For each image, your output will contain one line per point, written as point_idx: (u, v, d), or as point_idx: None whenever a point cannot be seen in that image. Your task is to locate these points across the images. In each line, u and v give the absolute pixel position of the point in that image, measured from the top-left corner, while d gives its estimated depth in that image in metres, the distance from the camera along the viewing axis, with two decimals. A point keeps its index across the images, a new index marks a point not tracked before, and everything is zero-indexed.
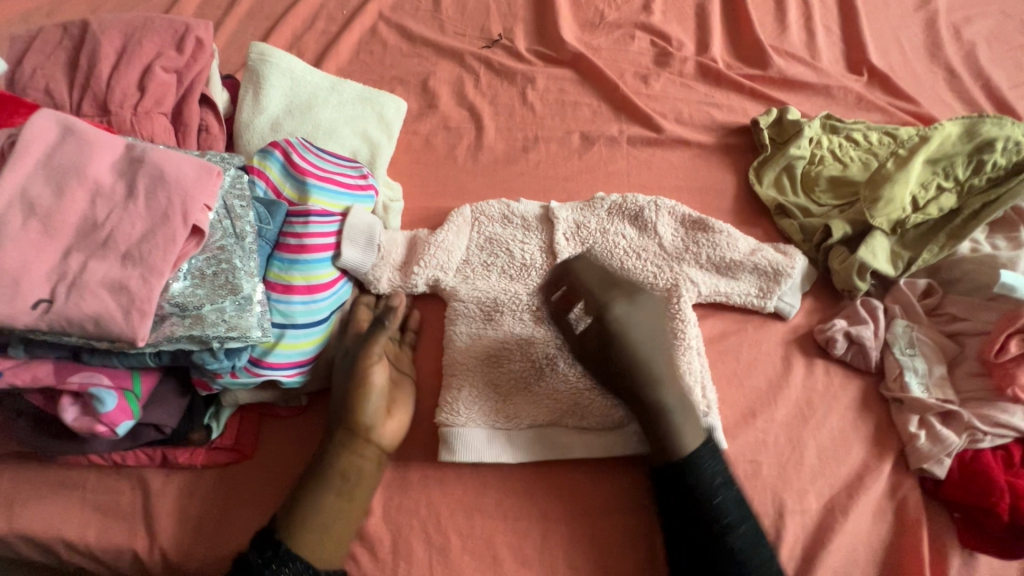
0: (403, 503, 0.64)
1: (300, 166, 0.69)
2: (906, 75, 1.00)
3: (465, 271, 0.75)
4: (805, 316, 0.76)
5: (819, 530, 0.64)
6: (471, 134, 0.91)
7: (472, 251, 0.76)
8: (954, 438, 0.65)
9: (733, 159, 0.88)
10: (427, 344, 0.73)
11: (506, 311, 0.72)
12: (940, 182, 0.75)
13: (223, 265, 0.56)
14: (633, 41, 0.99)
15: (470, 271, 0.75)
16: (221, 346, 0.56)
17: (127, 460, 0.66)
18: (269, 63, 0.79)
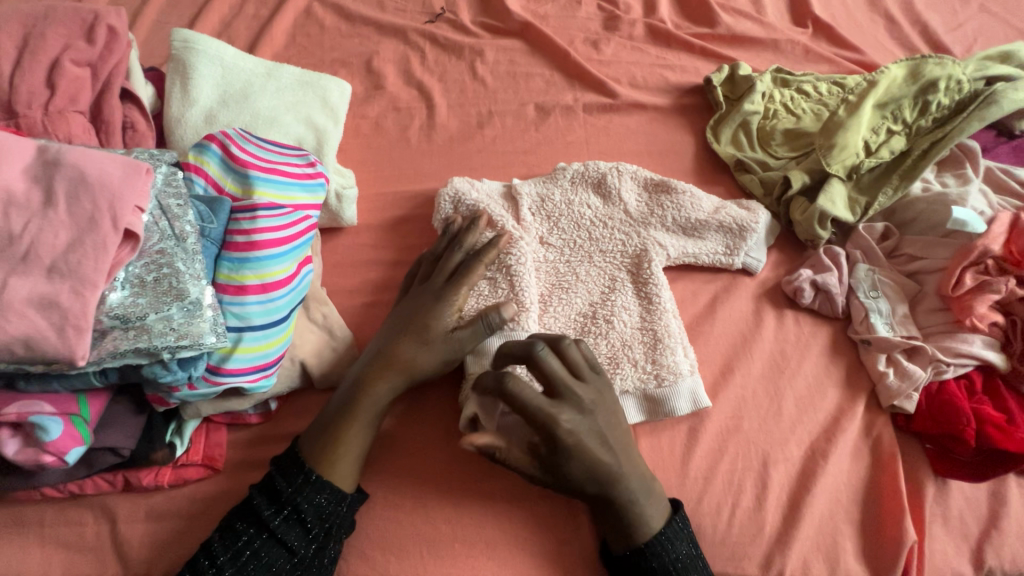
0: (389, 500, 0.63)
1: (240, 159, 0.64)
2: (848, 24, 1.02)
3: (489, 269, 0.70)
4: (772, 269, 0.77)
5: (804, 476, 0.65)
6: (423, 114, 0.87)
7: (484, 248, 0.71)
8: (920, 372, 0.67)
9: (689, 119, 0.88)
10: None
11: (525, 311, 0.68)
12: (890, 126, 0.76)
13: (165, 270, 0.52)
14: (581, 7, 0.97)
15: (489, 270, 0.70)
16: (173, 357, 0.52)
17: (86, 489, 0.61)
18: (196, 51, 0.73)
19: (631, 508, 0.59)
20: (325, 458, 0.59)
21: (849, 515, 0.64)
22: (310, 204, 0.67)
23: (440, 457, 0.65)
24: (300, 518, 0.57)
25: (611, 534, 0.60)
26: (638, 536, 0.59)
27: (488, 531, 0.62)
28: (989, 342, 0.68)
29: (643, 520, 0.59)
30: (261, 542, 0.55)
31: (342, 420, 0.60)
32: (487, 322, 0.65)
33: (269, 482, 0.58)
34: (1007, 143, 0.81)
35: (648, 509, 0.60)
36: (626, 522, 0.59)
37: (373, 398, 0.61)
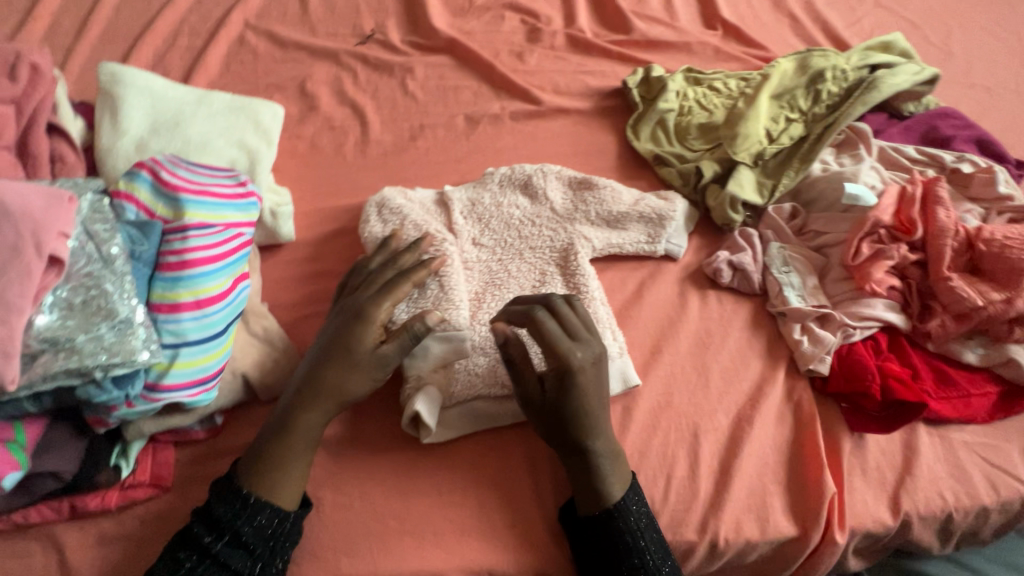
0: (339, 501, 0.65)
1: (170, 183, 0.66)
2: (755, 25, 1.09)
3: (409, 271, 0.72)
4: (694, 254, 0.82)
5: (732, 443, 0.70)
6: (357, 131, 0.91)
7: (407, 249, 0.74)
8: (830, 337, 0.72)
9: (610, 120, 0.93)
10: None
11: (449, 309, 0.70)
12: (788, 114, 0.83)
13: (93, 292, 0.53)
14: (504, 21, 1.02)
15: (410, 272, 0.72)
16: (107, 375, 0.53)
17: (30, 519, 0.61)
18: (123, 83, 0.76)
19: (601, 467, 0.63)
20: (264, 481, 0.60)
21: (776, 476, 0.68)
22: (244, 222, 0.69)
23: (387, 457, 0.67)
24: (243, 541, 0.57)
25: (579, 497, 0.63)
26: (606, 498, 0.62)
27: (437, 523, 0.64)
28: (890, 304, 0.74)
29: (607, 483, 0.62)
30: (203, 569, 0.56)
31: (279, 446, 0.61)
32: (413, 333, 0.65)
33: (208, 508, 0.59)
34: (898, 123, 0.89)
35: (612, 472, 0.63)
36: (595, 481, 0.62)
37: (306, 424, 0.62)
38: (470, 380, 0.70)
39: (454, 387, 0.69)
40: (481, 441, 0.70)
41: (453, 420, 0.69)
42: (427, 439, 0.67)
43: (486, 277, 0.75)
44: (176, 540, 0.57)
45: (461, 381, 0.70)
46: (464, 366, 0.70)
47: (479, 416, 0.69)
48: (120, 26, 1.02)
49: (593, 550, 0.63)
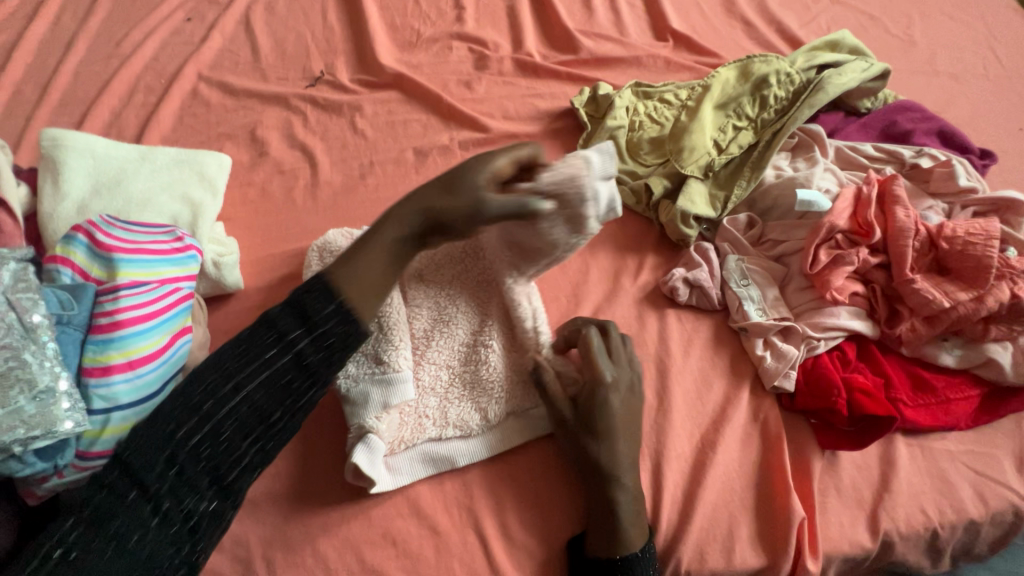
0: (288, 560, 0.63)
1: (105, 244, 0.66)
2: (708, 33, 1.08)
3: None
4: (651, 272, 0.80)
5: (696, 470, 0.66)
6: (307, 173, 0.91)
7: None
8: (793, 351, 0.69)
9: (561, 142, 0.92)
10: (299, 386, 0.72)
11: (391, 351, 0.68)
12: (735, 123, 0.81)
13: (12, 364, 0.53)
14: (452, 52, 1.03)
15: None
16: (27, 448, 0.52)
17: None
18: (64, 147, 0.76)
19: (615, 515, 0.60)
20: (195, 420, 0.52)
21: (745, 502, 0.65)
22: (180, 278, 0.69)
23: (338, 510, 0.66)
24: (239, 410, 0.53)
25: (591, 539, 0.61)
26: (619, 548, 0.59)
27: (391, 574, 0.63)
28: (854, 311, 0.70)
29: (625, 526, 0.60)
30: (179, 457, 0.50)
31: (357, 256, 0.60)
32: (519, 203, 0.59)
33: (216, 364, 0.54)
34: (855, 120, 0.86)
35: (631, 519, 0.61)
36: (608, 526, 0.60)
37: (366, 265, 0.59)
38: (419, 425, 0.68)
39: (403, 432, 0.67)
40: (437, 485, 0.68)
41: (404, 466, 0.67)
42: (374, 489, 0.65)
43: (435, 315, 0.73)
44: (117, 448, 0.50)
45: (410, 426, 0.68)
46: (411, 411, 0.69)
47: (433, 461, 0.68)
48: (78, 89, 1.04)
49: None
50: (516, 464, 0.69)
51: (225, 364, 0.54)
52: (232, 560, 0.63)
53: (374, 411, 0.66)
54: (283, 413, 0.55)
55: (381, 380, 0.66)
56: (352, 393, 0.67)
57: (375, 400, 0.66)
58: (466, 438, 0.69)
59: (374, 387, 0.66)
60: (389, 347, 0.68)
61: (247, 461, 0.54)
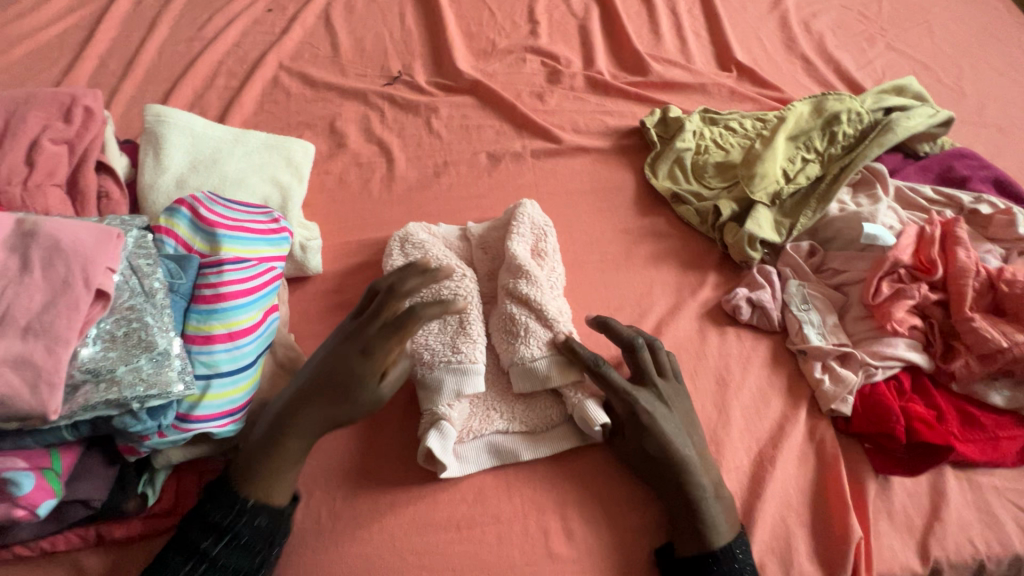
0: (356, 536, 0.65)
1: (208, 219, 0.69)
2: (769, 67, 1.13)
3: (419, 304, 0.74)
4: (712, 290, 0.83)
5: (754, 483, 0.68)
6: (383, 167, 0.94)
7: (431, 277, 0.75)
8: (852, 376, 0.72)
9: (629, 158, 0.96)
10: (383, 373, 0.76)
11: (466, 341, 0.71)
12: (804, 155, 0.86)
13: (134, 324, 0.56)
14: (526, 64, 1.07)
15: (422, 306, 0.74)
16: (142, 406, 0.55)
17: (56, 545, 0.62)
18: (167, 123, 0.80)
19: (705, 508, 0.63)
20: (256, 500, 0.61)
21: (800, 518, 0.67)
22: (275, 257, 0.72)
23: (407, 492, 0.68)
24: (248, 530, 0.59)
25: (681, 539, 0.63)
26: (711, 541, 0.62)
27: (454, 559, 0.64)
28: (911, 344, 0.74)
29: (715, 525, 0.63)
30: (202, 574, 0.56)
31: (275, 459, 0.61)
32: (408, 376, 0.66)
33: (222, 486, 0.60)
34: (914, 163, 0.90)
35: (720, 518, 0.63)
36: (699, 519, 0.62)
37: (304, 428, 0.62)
38: (488, 416, 0.71)
39: (471, 422, 0.70)
40: (502, 477, 0.69)
41: (471, 455, 0.69)
42: (444, 473, 0.67)
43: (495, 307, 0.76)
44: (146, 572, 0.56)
45: (478, 417, 0.71)
46: (480, 403, 0.72)
47: (498, 453, 0.70)
48: (161, 67, 1.08)
49: None
50: (584, 461, 0.71)
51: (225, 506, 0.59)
52: (305, 533, 0.65)
53: (446, 399, 0.69)
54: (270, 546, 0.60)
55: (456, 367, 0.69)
56: (428, 379, 0.70)
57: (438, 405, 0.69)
58: (535, 437, 0.71)
59: (450, 375, 0.69)
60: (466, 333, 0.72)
61: None
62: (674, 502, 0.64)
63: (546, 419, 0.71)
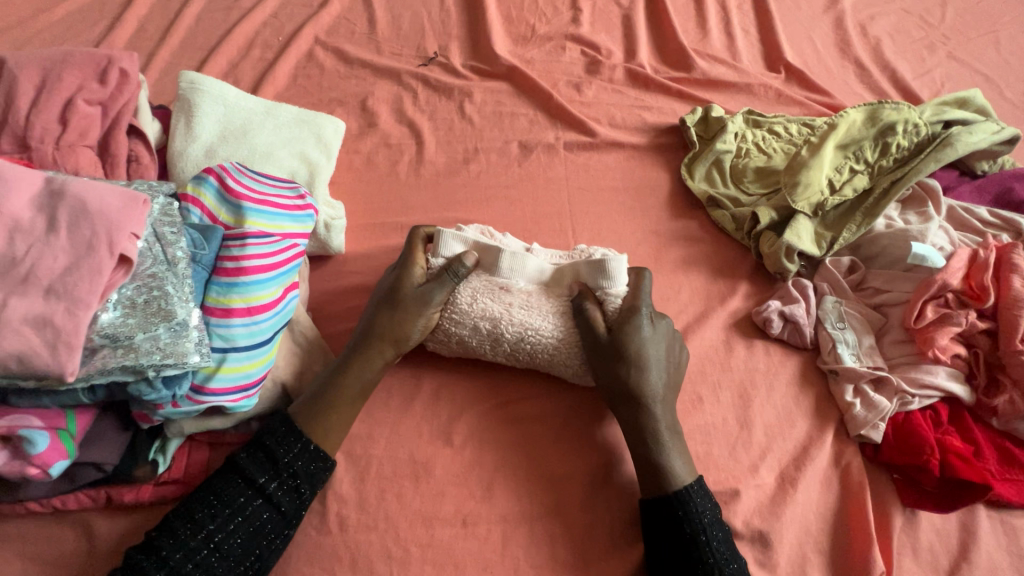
0: (360, 520, 0.64)
1: (235, 191, 0.68)
2: (820, 70, 1.07)
3: (453, 297, 0.71)
4: (743, 300, 0.80)
5: (772, 504, 0.66)
6: (412, 150, 0.92)
7: (473, 284, 0.71)
8: (885, 402, 0.68)
9: (665, 157, 0.92)
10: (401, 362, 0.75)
11: (495, 311, 0.69)
12: (852, 165, 0.82)
13: (155, 293, 0.55)
14: (565, 52, 1.04)
15: (453, 298, 0.71)
16: (157, 374, 0.55)
17: (68, 504, 0.63)
18: (200, 91, 0.79)
19: (662, 447, 0.64)
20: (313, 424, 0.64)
21: (817, 545, 0.65)
22: (299, 234, 0.71)
23: (413, 484, 0.66)
24: (256, 519, 0.59)
25: (643, 482, 0.64)
26: (675, 481, 0.62)
27: (456, 554, 0.63)
28: (953, 373, 0.70)
29: (674, 471, 0.63)
30: (200, 560, 0.56)
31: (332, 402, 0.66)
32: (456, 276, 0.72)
33: (236, 469, 0.61)
34: (969, 182, 0.85)
35: (678, 462, 0.64)
36: (656, 458, 0.63)
37: (361, 374, 0.68)
38: (519, 313, 0.69)
39: (510, 309, 0.69)
40: (495, 420, 0.71)
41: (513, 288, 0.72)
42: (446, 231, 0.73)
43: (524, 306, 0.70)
44: (142, 547, 0.55)
45: (516, 301, 0.70)
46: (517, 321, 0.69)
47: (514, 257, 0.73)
48: (198, 34, 1.08)
49: (666, 543, 0.61)
50: (568, 425, 0.71)
51: (277, 458, 0.62)
52: (310, 513, 0.65)
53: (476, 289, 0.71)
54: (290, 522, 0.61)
55: (491, 296, 0.70)
56: (462, 302, 0.70)
57: (475, 286, 0.72)
58: (525, 401, 0.72)
59: (475, 282, 0.72)
60: (497, 295, 0.71)
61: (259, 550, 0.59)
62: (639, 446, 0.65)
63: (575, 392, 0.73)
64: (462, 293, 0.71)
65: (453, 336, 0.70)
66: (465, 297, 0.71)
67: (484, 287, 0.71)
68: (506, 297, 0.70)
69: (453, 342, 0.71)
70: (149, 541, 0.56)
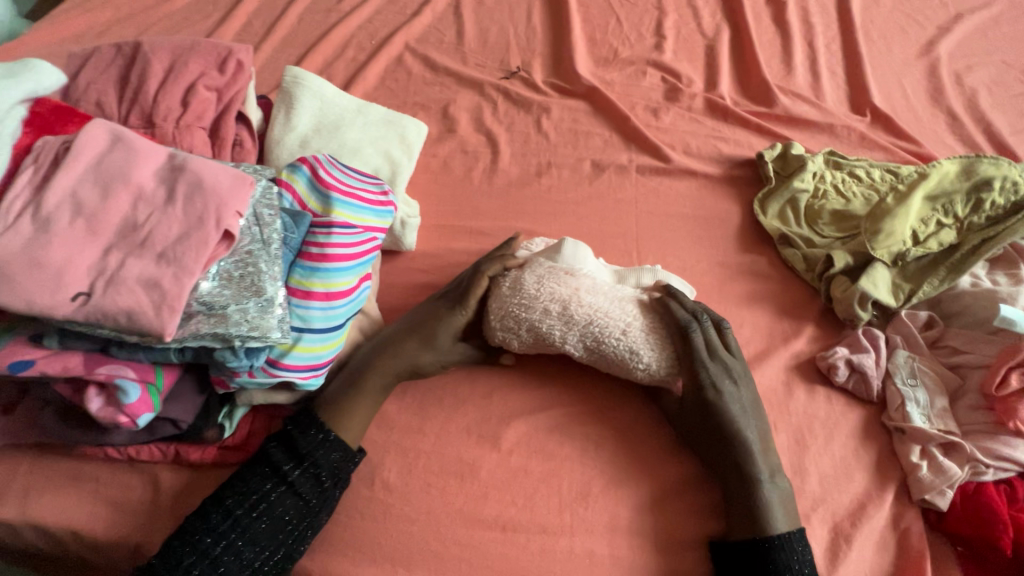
0: (404, 511, 0.66)
1: (326, 181, 0.72)
2: (907, 117, 1.04)
3: (519, 282, 0.71)
4: (807, 343, 0.78)
5: (822, 558, 0.63)
6: (487, 158, 0.95)
7: (542, 271, 0.72)
8: (956, 469, 0.65)
9: (738, 190, 0.92)
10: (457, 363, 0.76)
11: (568, 295, 0.69)
12: (940, 218, 0.79)
13: (249, 269, 0.59)
14: (645, 77, 1.05)
15: (520, 283, 0.71)
16: (242, 345, 0.58)
17: (141, 455, 0.68)
18: (302, 85, 0.84)
19: (761, 490, 0.63)
20: (339, 413, 0.67)
21: None
22: (378, 228, 0.74)
23: (457, 484, 0.67)
24: (281, 506, 0.62)
25: (734, 523, 0.63)
26: (770, 528, 0.61)
27: (492, 558, 0.63)
28: None
29: (771, 513, 0.62)
30: (230, 543, 0.59)
31: (354, 393, 0.69)
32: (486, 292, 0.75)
33: (265, 459, 0.64)
34: None
35: (778, 505, 0.63)
36: (755, 504, 0.63)
37: (382, 377, 0.70)
38: (592, 300, 0.69)
39: (582, 293, 0.70)
40: (555, 424, 0.71)
41: (584, 277, 0.72)
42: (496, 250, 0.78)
43: (601, 294, 0.70)
44: (179, 533, 0.59)
45: (590, 290, 0.70)
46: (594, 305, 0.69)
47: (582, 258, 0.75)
48: (299, 32, 1.15)
49: None
50: (641, 443, 0.71)
51: (299, 449, 0.64)
52: (357, 496, 0.67)
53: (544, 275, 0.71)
54: (312, 512, 0.63)
55: (560, 281, 0.70)
56: (534, 286, 0.70)
57: (541, 272, 0.72)
58: (592, 415, 0.72)
59: (545, 270, 0.72)
60: (571, 282, 0.70)
61: (286, 538, 0.61)
62: (738, 487, 0.64)
63: (652, 420, 0.72)
64: (527, 277, 0.72)
65: (523, 321, 0.70)
66: (533, 280, 0.71)
67: (556, 272, 0.72)
68: (579, 283, 0.70)
69: (537, 320, 0.69)
70: (185, 527, 0.60)
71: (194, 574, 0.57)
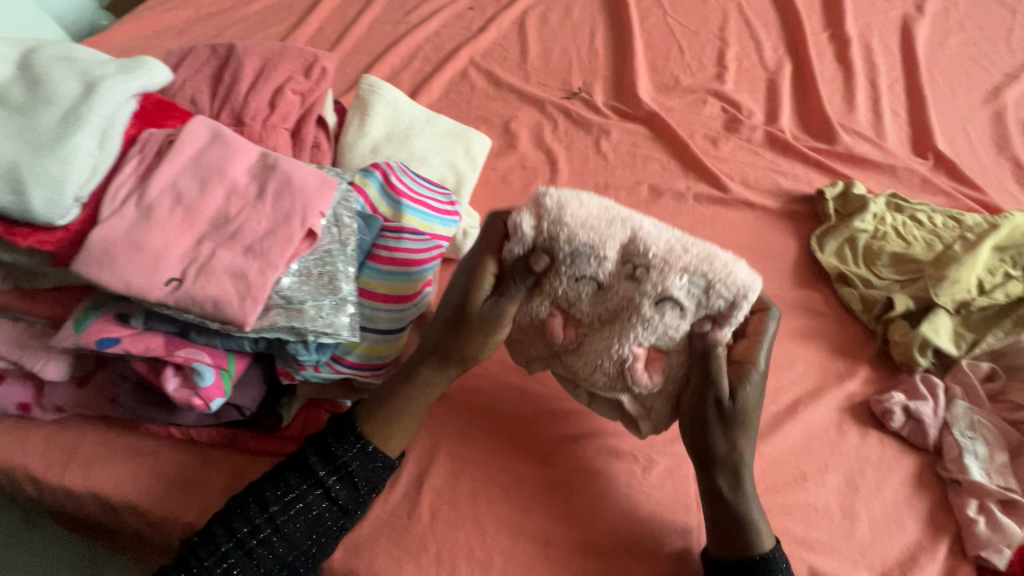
0: (450, 516, 0.67)
1: (397, 188, 0.73)
2: (971, 163, 1.03)
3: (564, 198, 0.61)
4: (861, 385, 0.77)
5: None
6: (546, 175, 0.97)
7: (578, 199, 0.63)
8: (1016, 528, 0.63)
9: (795, 225, 0.92)
10: (507, 375, 0.77)
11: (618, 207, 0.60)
12: (1007, 270, 0.79)
13: (328, 267, 0.61)
14: (706, 106, 1.06)
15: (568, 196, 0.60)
16: (314, 340, 0.60)
17: (201, 437, 0.71)
18: (377, 94, 0.88)
19: (747, 507, 0.60)
20: (380, 428, 0.64)
21: None
22: (443, 236, 0.76)
23: (503, 495, 0.68)
24: (315, 509, 0.60)
25: (721, 542, 0.60)
26: (757, 549, 0.59)
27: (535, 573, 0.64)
28: None
29: (758, 533, 0.59)
30: (262, 540, 0.58)
31: (395, 410, 0.65)
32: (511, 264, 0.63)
33: (301, 461, 0.62)
34: None
35: (766, 530, 0.60)
36: (745, 527, 0.59)
37: (424, 385, 0.66)
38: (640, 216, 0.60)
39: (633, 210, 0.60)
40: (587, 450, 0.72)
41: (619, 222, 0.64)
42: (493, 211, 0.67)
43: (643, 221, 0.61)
44: (219, 521, 0.58)
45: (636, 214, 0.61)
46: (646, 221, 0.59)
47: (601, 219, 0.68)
48: (369, 41, 1.20)
49: None
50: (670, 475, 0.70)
51: (335, 453, 0.62)
52: (404, 497, 0.68)
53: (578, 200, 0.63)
54: (344, 515, 0.62)
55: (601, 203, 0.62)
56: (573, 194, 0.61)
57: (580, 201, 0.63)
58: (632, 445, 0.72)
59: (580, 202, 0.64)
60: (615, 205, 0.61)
61: (323, 540, 0.61)
62: (733, 496, 0.60)
63: (659, 421, 0.65)
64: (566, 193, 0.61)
65: (581, 213, 0.58)
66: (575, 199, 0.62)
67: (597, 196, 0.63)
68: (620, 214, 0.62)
69: (558, 249, 0.59)
70: (226, 515, 0.59)
71: (231, 565, 0.57)
